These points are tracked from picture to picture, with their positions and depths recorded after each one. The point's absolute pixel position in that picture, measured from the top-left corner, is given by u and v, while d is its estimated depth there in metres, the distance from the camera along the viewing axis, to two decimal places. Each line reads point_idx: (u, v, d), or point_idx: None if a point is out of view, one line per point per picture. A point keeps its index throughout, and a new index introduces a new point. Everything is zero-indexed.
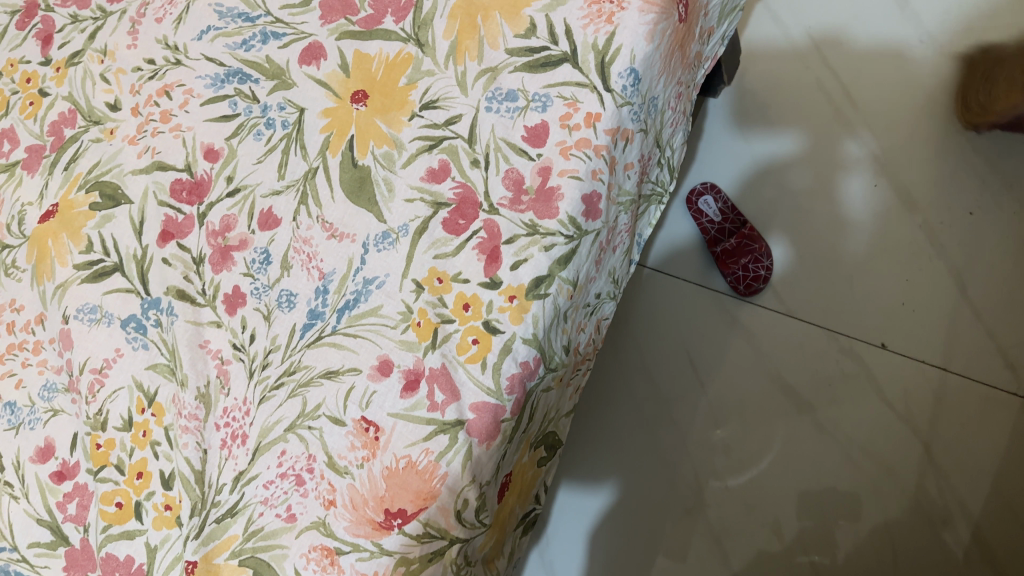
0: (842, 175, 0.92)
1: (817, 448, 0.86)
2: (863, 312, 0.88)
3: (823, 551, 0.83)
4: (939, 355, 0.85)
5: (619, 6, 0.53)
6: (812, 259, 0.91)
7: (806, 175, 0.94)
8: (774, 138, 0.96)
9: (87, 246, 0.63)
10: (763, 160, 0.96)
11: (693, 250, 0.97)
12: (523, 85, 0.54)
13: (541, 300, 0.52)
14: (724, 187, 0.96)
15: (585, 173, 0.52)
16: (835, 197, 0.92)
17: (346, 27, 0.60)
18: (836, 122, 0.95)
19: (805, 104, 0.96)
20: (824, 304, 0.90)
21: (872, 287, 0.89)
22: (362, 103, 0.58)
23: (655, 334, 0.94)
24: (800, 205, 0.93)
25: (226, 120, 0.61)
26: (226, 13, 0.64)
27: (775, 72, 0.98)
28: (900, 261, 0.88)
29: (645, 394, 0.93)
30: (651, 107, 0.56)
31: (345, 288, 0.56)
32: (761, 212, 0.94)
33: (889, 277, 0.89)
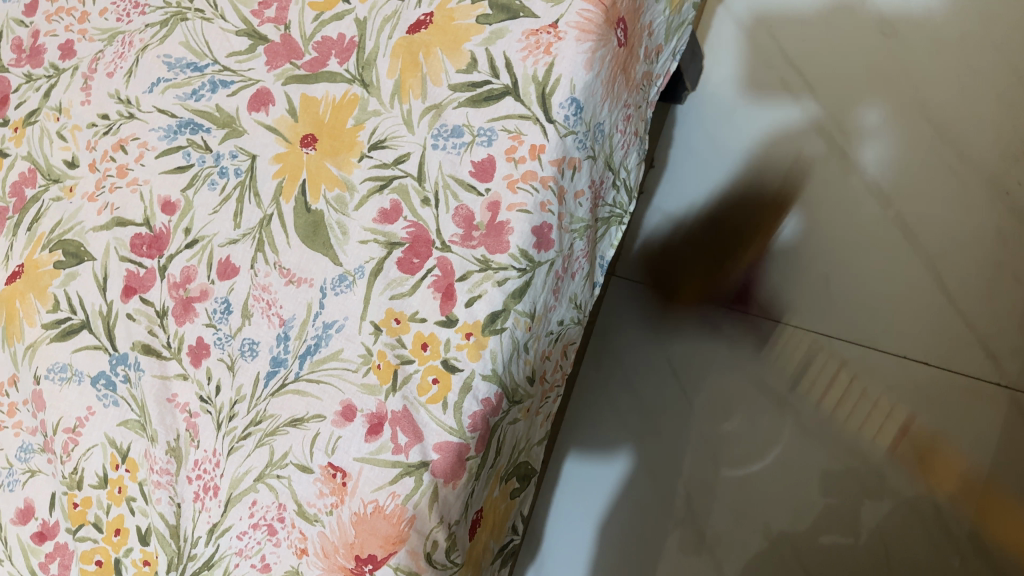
0: (813, 173, 0.90)
1: (804, 450, 0.85)
2: (844, 312, 0.87)
3: (844, 533, 0.83)
4: (920, 349, 0.84)
5: (556, 35, 0.53)
6: (787, 258, 0.90)
7: (778, 177, 0.91)
8: (742, 139, 0.93)
9: (54, 305, 0.64)
10: (733, 163, 0.93)
11: (668, 259, 0.94)
12: (468, 120, 0.54)
13: (498, 335, 0.51)
14: (696, 194, 0.94)
15: (534, 205, 0.52)
16: (808, 195, 0.90)
17: (292, 72, 0.60)
18: (802, 119, 0.91)
19: (769, 102, 0.92)
20: (803, 305, 0.88)
21: (850, 281, 0.87)
22: (311, 147, 0.58)
23: (636, 346, 0.94)
24: (772, 205, 0.91)
25: (181, 171, 0.62)
26: (175, 63, 0.64)
27: (738, 69, 0.94)
28: (877, 260, 0.87)
29: (630, 406, 0.93)
30: (597, 132, 0.55)
31: (306, 333, 0.56)
32: (734, 215, 0.92)
33: (866, 276, 0.87)
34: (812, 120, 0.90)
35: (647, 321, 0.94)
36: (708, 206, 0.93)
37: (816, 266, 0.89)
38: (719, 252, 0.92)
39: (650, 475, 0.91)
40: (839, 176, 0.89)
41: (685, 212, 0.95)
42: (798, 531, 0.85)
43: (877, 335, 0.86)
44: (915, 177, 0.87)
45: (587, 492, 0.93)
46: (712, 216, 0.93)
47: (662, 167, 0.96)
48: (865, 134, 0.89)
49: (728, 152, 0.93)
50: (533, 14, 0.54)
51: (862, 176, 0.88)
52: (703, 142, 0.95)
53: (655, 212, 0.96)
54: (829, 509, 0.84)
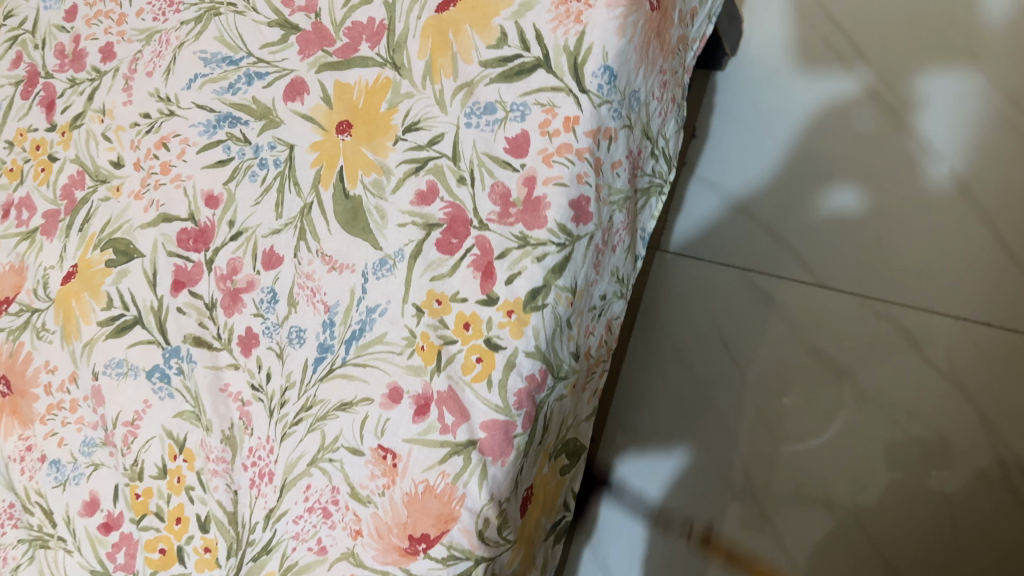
0: (860, 134, 0.87)
1: (862, 419, 0.83)
2: (898, 273, 0.84)
3: (908, 505, 0.80)
4: (980, 310, 0.81)
5: (586, 4, 0.52)
6: (838, 224, 0.87)
7: (825, 139, 0.89)
8: (785, 104, 0.91)
9: (108, 303, 0.65)
10: (778, 128, 0.91)
11: (715, 229, 0.93)
12: (500, 97, 0.54)
13: (540, 311, 0.51)
14: (739, 162, 0.93)
15: (571, 177, 0.51)
16: (857, 156, 0.87)
17: (324, 59, 0.60)
18: (846, 79, 0.89)
19: (812, 65, 0.90)
20: (856, 271, 0.86)
21: (904, 244, 0.84)
22: (347, 133, 0.58)
23: (685, 318, 0.93)
24: (820, 170, 0.88)
25: (222, 165, 0.62)
26: (211, 58, 0.64)
27: (778, 36, 0.93)
28: (930, 218, 0.84)
29: (680, 379, 0.92)
30: (632, 100, 0.54)
31: (350, 318, 0.56)
32: (780, 181, 0.90)
33: (919, 236, 0.84)
34: (858, 80, 0.88)
35: (695, 293, 0.93)
36: (754, 173, 0.92)
37: (869, 230, 0.86)
38: (767, 222, 0.90)
39: (703, 451, 0.89)
40: (889, 136, 0.86)
41: (729, 180, 0.93)
42: (864, 504, 0.82)
43: (934, 295, 0.83)
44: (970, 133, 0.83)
45: (637, 474, 0.92)
46: (757, 183, 0.91)
47: (705, 136, 0.95)
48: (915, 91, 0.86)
49: (771, 117, 0.92)
50: None
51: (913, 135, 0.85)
52: (745, 110, 0.93)
53: (699, 183, 0.94)
54: (897, 475, 0.81)
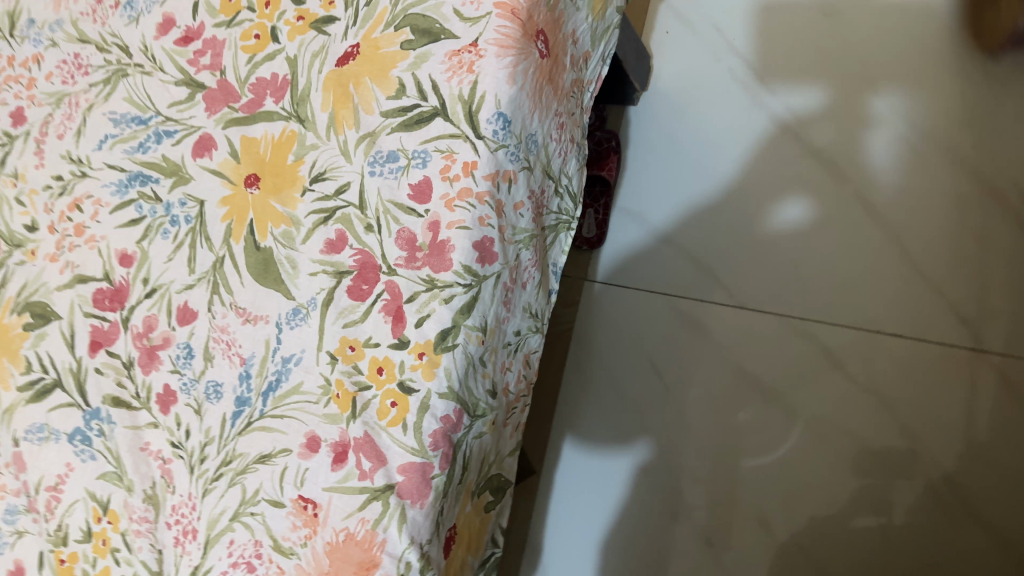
0: (771, 160, 0.93)
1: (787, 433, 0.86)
2: (813, 291, 0.89)
3: (877, 512, 0.82)
4: (891, 321, 0.86)
5: (477, 54, 0.53)
6: (755, 249, 0.92)
7: (738, 166, 0.94)
8: (698, 135, 0.96)
9: (27, 367, 0.65)
10: (692, 158, 0.96)
11: (640, 260, 0.96)
12: (402, 145, 0.55)
13: (450, 352, 0.52)
14: (658, 192, 0.97)
15: (473, 221, 0.53)
16: (770, 180, 0.92)
17: (230, 115, 0.60)
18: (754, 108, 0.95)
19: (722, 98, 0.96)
20: (773, 295, 0.90)
21: (812, 266, 0.89)
22: (255, 187, 0.59)
23: (617, 346, 0.95)
24: (736, 196, 0.93)
25: (135, 224, 0.63)
26: (121, 119, 0.65)
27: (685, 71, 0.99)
28: (841, 235, 0.89)
29: (614, 406, 0.94)
30: (529, 142, 0.55)
31: (266, 369, 0.57)
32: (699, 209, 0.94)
33: (831, 254, 0.89)
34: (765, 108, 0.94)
35: (625, 321, 0.95)
36: (673, 203, 0.96)
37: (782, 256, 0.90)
38: (689, 248, 0.94)
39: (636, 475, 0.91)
40: (793, 166, 0.92)
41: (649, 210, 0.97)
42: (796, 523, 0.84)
43: (847, 311, 0.87)
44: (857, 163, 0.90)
45: (577, 509, 0.92)
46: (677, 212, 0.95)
47: (624, 170, 0.99)
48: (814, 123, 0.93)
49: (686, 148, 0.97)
50: (454, 35, 0.54)
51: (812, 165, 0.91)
52: (660, 142, 0.98)
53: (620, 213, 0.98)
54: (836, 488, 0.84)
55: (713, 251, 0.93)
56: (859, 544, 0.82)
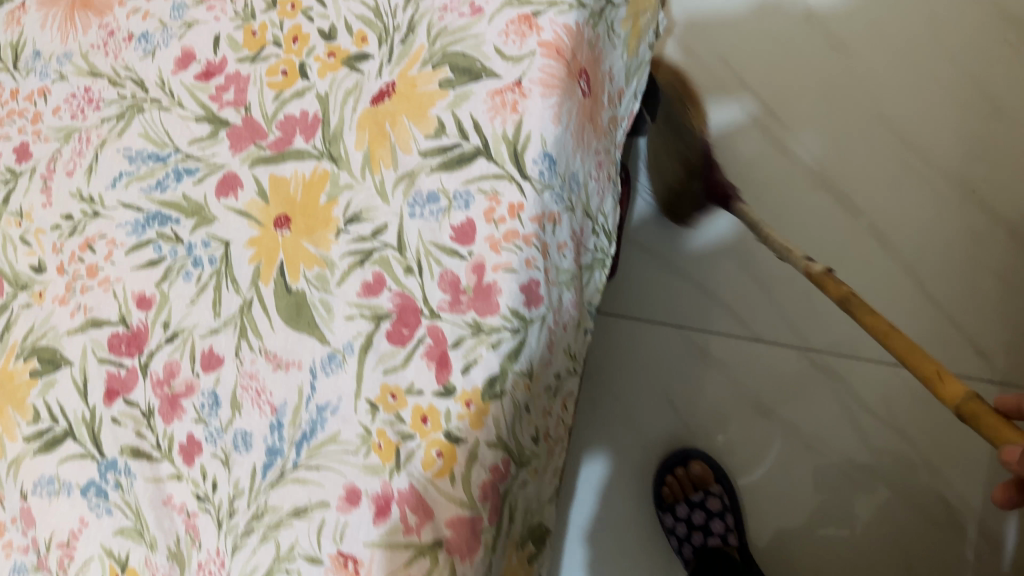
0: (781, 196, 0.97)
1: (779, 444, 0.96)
2: (818, 321, 0.97)
3: (841, 523, 0.94)
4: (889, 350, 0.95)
5: (520, 93, 0.52)
6: (757, 276, 0.99)
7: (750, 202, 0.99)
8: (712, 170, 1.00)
9: (35, 416, 0.62)
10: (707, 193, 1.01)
11: (661, 289, 1.01)
12: (442, 185, 0.54)
13: (498, 400, 0.51)
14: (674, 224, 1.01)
15: (519, 263, 0.51)
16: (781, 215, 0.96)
17: (258, 153, 0.59)
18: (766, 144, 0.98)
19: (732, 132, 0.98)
20: (774, 319, 0.98)
21: (804, 292, 0.98)
22: (286, 228, 0.57)
23: (639, 369, 1.00)
24: (749, 231, 0.99)
25: (153, 265, 0.60)
26: (136, 156, 0.63)
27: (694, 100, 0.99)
28: (851, 267, 0.94)
29: (636, 425, 1.00)
30: (572, 182, 0.54)
31: (300, 418, 0.54)
32: (715, 244, 1.00)
33: (843, 283, 0.95)
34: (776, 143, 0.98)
35: (646, 348, 1.01)
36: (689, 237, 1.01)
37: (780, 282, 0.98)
38: (706, 282, 1.00)
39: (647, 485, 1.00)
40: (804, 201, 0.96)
41: (667, 241, 1.02)
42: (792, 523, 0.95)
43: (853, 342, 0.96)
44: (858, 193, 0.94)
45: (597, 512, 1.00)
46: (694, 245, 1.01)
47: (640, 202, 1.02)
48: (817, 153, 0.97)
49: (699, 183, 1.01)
50: (495, 73, 0.53)
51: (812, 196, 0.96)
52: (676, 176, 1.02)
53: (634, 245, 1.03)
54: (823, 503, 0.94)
55: (727, 285, 1.00)
56: (827, 550, 0.94)
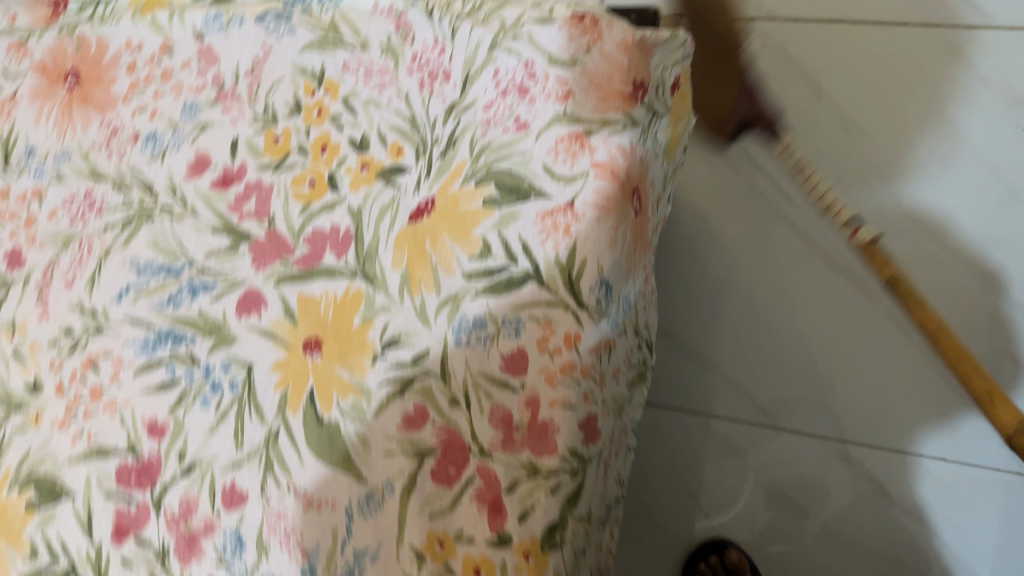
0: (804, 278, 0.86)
1: (769, 513, 0.91)
2: (852, 411, 0.86)
3: (787, 541, 0.91)
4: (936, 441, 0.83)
5: (574, 216, 0.49)
6: (781, 363, 0.88)
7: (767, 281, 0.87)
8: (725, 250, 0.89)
9: (32, 553, 0.57)
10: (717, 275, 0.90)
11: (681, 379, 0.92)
12: (490, 310, 0.50)
13: (558, 550, 0.47)
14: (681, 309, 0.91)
15: (577, 399, 0.48)
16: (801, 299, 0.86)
17: (284, 271, 0.55)
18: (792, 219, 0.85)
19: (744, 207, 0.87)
20: (796, 409, 0.88)
21: (830, 377, 0.86)
22: (316, 351, 0.53)
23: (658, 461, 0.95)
24: (769, 314, 0.88)
25: (166, 388, 0.56)
26: (145, 267, 0.58)
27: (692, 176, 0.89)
28: (883, 352, 0.84)
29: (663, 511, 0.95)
30: (624, 304, 0.52)
31: (335, 564, 0.50)
32: (728, 328, 0.90)
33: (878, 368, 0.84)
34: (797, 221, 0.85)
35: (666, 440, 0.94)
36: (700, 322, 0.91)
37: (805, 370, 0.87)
38: (726, 370, 0.91)
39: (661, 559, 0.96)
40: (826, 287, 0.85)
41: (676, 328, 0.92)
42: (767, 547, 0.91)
43: (888, 433, 0.85)
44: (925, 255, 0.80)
45: None
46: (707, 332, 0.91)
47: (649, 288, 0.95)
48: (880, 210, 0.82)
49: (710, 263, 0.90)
50: (544, 194, 0.50)
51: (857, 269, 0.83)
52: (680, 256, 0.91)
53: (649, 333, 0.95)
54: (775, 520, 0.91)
55: (746, 373, 0.90)
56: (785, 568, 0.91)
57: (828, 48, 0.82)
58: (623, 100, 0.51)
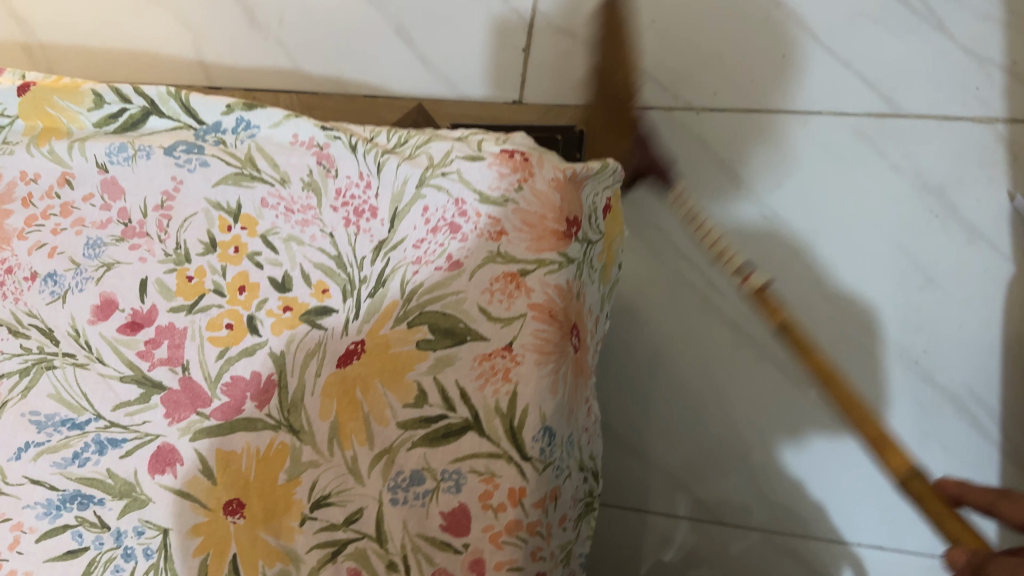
0: (749, 369, 0.82)
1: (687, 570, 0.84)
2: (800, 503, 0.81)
3: None
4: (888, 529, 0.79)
5: (512, 359, 0.48)
6: (702, 452, 0.83)
7: (721, 369, 0.83)
8: (679, 334, 0.84)
9: None
10: (662, 363, 0.85)
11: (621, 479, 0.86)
12: (427, 463, 0.47)
13: None
14: (619, 407, 0.86)
15: (525, 558, 0.45)
16: (758, 382, 0.82)
17: (200, 424, 0.50)
18: (718, 311, 0.83)
19: (667, 302, 0.85)
20: (719, 501, 0.83)
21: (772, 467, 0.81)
22: (239, 514, 0.49)
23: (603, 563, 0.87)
24: (709, 405, 0.83)
25: (72, 556, 0.51)
26: (46, 421, 0.53)
27: (636, 268, 0.86)
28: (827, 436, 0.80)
29: None
30: (567, 446, 0.49)
31: None
32: (671, 421, 0.84)
33: (830, 456, 0.80)
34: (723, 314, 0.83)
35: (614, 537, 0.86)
36: (640, 419, 0.85)
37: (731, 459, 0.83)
38: (667, 467, 0.84)
39: None
40: (756, 376, 0.82)
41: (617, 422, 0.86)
42: None
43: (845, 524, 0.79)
44: (849, 342, 0.81)
45: None
46: (649, 426, 0.85)
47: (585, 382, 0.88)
48: (807, 301, 0.83)
49: (662, 355, 0.85)
50: (481, 335, 0.48)
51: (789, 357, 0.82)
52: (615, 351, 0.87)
53: None
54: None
55: (686, 468, 0.84)
56: None
57: (740, 139, 0.86)
58: (557, 240, 0.49)
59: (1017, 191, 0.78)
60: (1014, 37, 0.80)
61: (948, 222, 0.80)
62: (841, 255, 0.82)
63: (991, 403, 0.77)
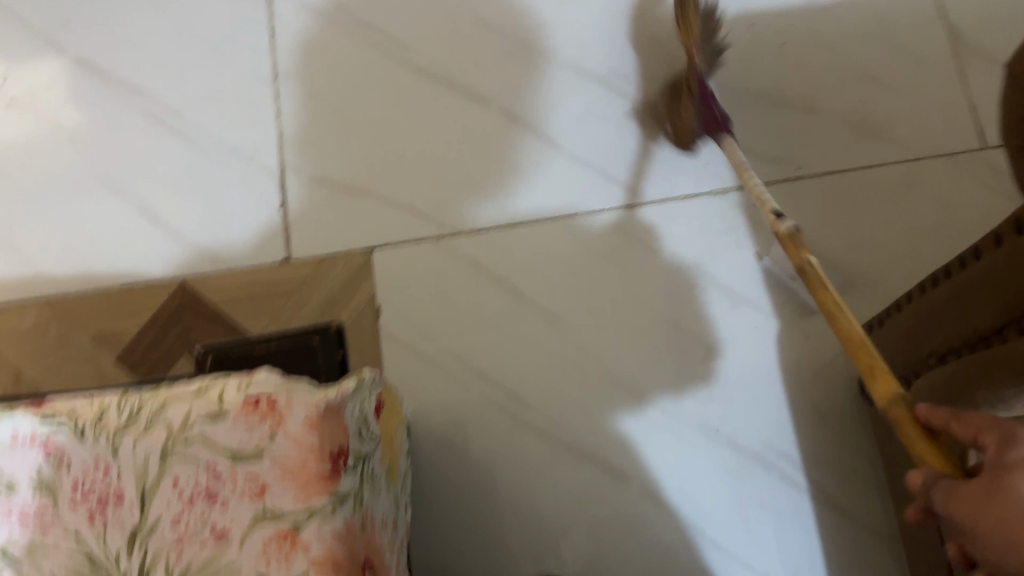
0: (573, 474, 0.82)
1: None
2: None
3: None
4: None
5: None
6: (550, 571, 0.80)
7: (547, 481, 0.82)
8: (505, 454, 0.83)
9: None
10: (494, 488, 0.82)
11: None
12: None
13: None
14: (459, 546, 0.81)
15: None
16: (584, 485, 0.82)
17: None
18: (535, 422, 0.83)
19: (482, 425, 0.84)
20: None
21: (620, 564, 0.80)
22: None
23: None
24: (544, 519, 0.81)
25: None
26: None
27: (446, 401, 0.85)
28: (657, 520, 0.81)
29: None
30: None
31: None
32: (513, 547, 0.81)
33: (666, 536, 0.80)
34: (534, 427, 0.83)
35: None
36: (482, 551, 0.81)
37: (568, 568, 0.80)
38: None
39: None
40: (580, 478, 0.82)
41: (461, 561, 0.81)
42: None
43: None
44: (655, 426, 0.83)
45: None
46: (492, 558, 0.80)
47: (418, 531, 0.82)
48: (605, 396, 0.84)
49: (492, 480, 0.82)
50: None
51: (602, 451, 0.83)
52: (443, 489, 0.83)
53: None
54: None
55: None
56: None
57: (507, 255, 0.88)
58: (323, 482, 0.47)
59: (762, 251, 0.86)
60: (725, 112, 0.90)
61: (711, 292, 0.86)
62: (623, 345, 0.85)
63: (793, 455, 0.81)
